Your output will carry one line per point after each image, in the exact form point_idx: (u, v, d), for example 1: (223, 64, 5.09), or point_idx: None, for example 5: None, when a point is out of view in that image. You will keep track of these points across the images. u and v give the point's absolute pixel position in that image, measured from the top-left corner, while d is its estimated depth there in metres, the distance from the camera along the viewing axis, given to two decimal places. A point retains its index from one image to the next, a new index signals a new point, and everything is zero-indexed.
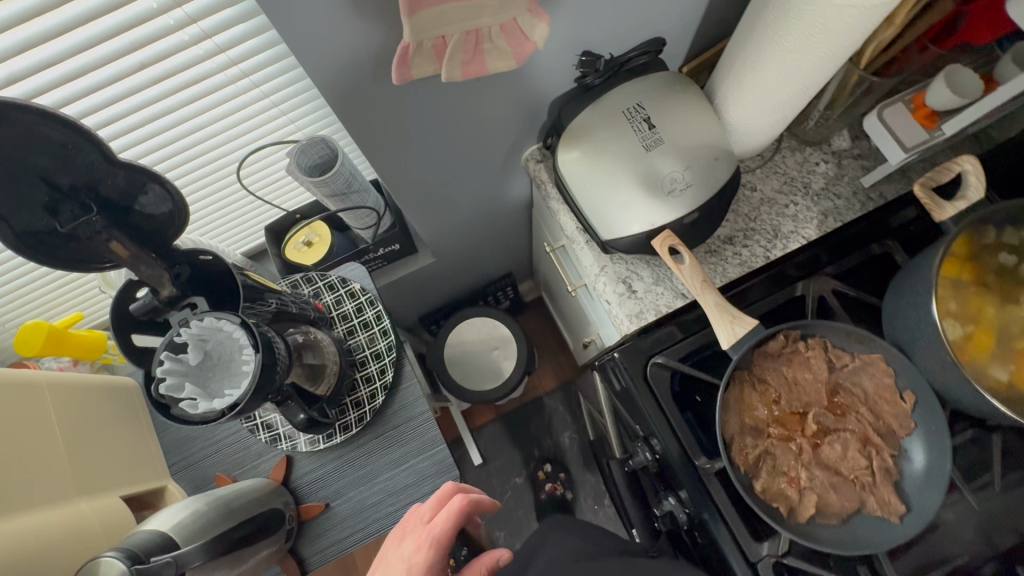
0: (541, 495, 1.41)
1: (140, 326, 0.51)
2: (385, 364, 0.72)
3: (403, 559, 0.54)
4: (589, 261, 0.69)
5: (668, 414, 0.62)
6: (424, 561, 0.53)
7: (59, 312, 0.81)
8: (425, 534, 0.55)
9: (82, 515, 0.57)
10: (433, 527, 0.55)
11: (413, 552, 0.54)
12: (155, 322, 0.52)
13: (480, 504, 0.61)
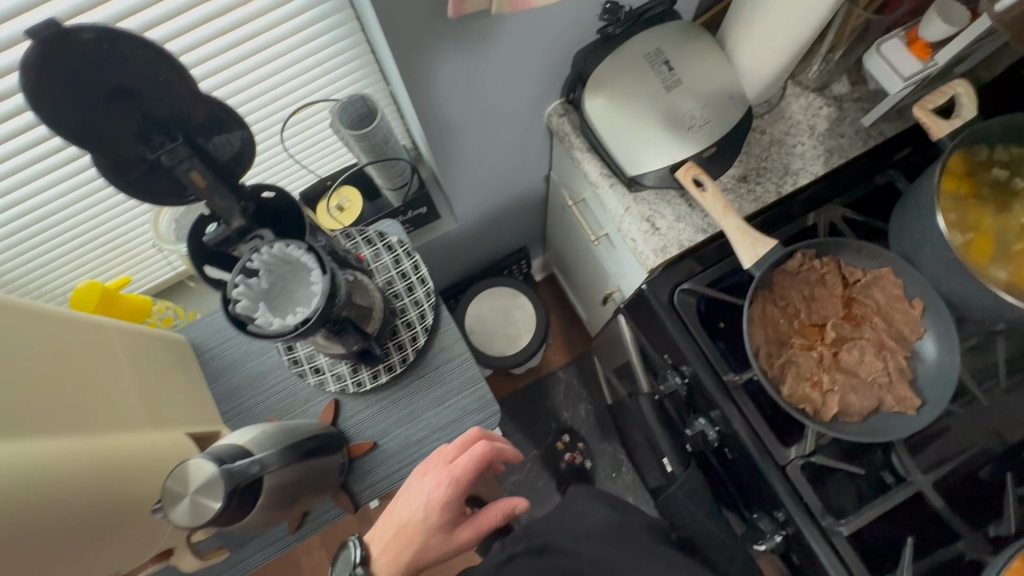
0: (561, 465, 1.45)
1: (212, 258, 0.56)
2: (424, 309, 0.76)
3: (424, 492, 0.61)
4: (614, 203, 0.74)
5: (698, 336, 0.67)
6: (441, 498, 0.60)
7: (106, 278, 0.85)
8: (445, 475, 0.61)
9: (160, 448, 0.61)
10: (453, 471, 0.60)
11: (432, 487, 0.61)
12: (225, 253, 0.56)
13: (503, 453, 0.63)
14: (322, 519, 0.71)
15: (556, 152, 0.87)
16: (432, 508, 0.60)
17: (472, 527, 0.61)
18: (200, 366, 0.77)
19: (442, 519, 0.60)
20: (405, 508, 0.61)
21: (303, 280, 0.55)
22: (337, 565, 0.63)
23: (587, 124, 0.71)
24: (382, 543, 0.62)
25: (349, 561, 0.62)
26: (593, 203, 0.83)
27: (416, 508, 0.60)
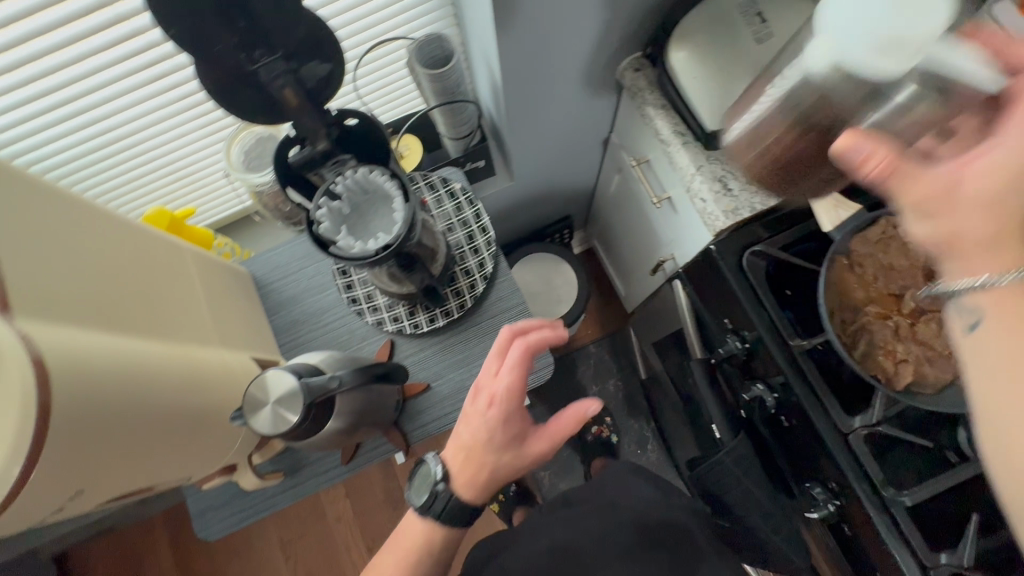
0: (587, 436, 1.37)
1: (298, 181, 0.58)
2: (484, 257, 0.76)
3: (480, 413, 0.58)
4: (685, 162, 0.72)
5: (764, 301, 0.66)
6: (499, 415, 0.57)
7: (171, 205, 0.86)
8: (495, 391, 0.57)
9: (237, 366, 0.61)
10: (500, 386, 0.57)
11: (488, 407, 0.57)
12: (307, 176, 0.57)
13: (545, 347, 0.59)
14: (375, 453, 0.73)
15: (622, 112, 0.86)
16: (492, 428, 0.57)
17: (547, 437, 0.58)
18: (261, 299, 0.79)
19: (509, 435, 0.57)
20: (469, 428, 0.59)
21: (379, 211, 0.57)
22: (414, 478, 0.63)
23: (667, 77, 0.69)
24: (458, 461, 0.60)
25: (429, 477, 0.61)
26: (658, 164, 0.81)
27: (479, 429, 0.58)
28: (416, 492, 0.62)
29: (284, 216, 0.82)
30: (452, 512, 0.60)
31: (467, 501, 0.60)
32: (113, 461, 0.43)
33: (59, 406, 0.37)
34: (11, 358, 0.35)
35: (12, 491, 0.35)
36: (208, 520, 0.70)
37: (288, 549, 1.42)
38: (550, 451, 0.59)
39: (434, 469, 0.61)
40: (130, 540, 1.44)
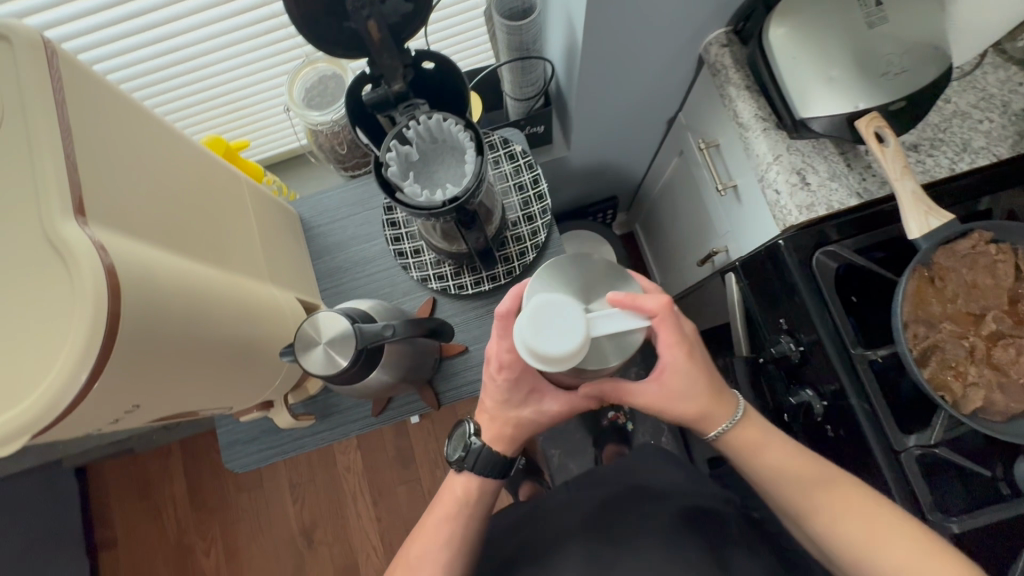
0: (603, 422, 1.23)
1: (364, 121, 0.57)
2: (537, 226, 0.74)
3: (492, 376, 0.58)
4: (763, 149, 0.68)
5: (830, 304, 0.63)
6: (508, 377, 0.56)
7: (229, 127, 0.87)
8: (497, 355, 0.55)
9: (284, 304, 0.60)
10: (496, 355, 0.55)
11: (496, 373, 0.57)
12: (377, 116, 0.55)
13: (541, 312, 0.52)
14: (405, 407, 0.72)
15: (696, 90, 0.81)
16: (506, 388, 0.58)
17: (563, 396, 0.58)
18: (306, 242, 0.78)
19: (522, 395, 0.59)
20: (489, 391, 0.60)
21: (447, 163, 0.55)
22: (454, 436, 0.66)
23: (761, 54, 0.65)
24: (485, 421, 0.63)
25: (464, 435, 0.63)
26: (729, 149, 0.77)
27: (495, 389, 0.58)
28: (453, 451, 0.64)
29: (337, 160, 0.80)
30: (487, 464, 0.62)
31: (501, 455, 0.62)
32: (164, 382, 0.42)
33: (126, 320, 0.36)
34: (87, 264, 0.35)
35: (72, 401, 0.34)
36: (236, 452, 0.71)
37: (296, 491, 1.46)
38: (576, 410, 0.58)
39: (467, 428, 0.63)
40: (147, 462, 1.49)
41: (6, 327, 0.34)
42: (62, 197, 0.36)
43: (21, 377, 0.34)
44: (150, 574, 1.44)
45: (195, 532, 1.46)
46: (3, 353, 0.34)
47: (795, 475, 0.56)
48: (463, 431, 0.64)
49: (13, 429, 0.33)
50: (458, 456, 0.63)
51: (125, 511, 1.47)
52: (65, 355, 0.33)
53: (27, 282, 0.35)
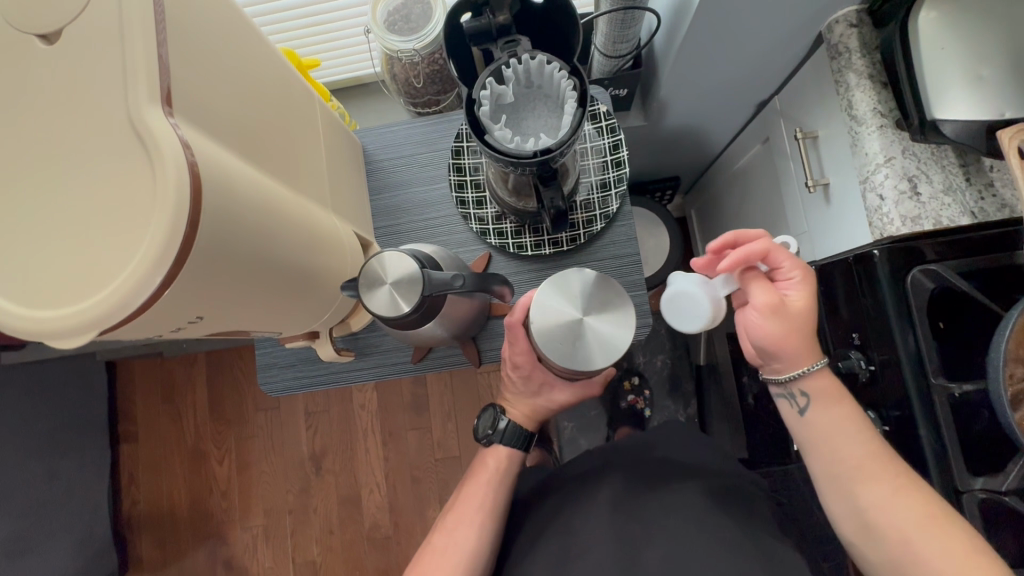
0: (619, 404, 1.16)
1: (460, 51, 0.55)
2: (610, 195, 0.70)
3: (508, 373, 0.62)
4: (874, 148, 0.62)
5: (918, 328, 0.59)
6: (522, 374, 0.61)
7: (299, 42, 0.82)
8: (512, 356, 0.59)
9: (344, 237, 0.58)
10: (517, 360, 0.59)
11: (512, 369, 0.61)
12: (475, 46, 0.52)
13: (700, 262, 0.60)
14: (446, 359, 0.70)
15: (803, 73, 0.74)
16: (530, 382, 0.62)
17: (571, 387, 0.63)
18: (367, 175, 0.74)
19: (534, 386, 0.62)
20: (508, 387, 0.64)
21: (539, 111, 0.51)
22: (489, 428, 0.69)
23: (900, 41, 0.58)
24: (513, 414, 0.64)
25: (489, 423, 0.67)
26: (830, 142, 0.70)
27: (514, 386, 0.63)
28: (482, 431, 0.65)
29: (408, 94, 0.76)
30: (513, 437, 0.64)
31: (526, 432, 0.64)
32: (229, 300, 0.41)
33: (203, 227, 0.34)
34: (171, 161, 0.32)
35: (142, 304, 0.32)
36: (272, 375, 0.71)
37: (311, 418, 1.49)
38: (582, 399, 0.64)
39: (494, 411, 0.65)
40: (173, 367, 1.53)
41: (82, 216, 0.32)
42: (150, 84, 0.33)
43: (95, 270, 0.32)
44: (166, 472, 1.51)
45: (211, 441, 1.51)
46: (76, 242, 0.32)
47: (832, 446, 0.55)
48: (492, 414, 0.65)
49: (82, 322, 0.32)
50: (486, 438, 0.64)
51: (148, 410, 1.53)
52: (141, 255, 0.32)
53: (107, 171, 0.33)
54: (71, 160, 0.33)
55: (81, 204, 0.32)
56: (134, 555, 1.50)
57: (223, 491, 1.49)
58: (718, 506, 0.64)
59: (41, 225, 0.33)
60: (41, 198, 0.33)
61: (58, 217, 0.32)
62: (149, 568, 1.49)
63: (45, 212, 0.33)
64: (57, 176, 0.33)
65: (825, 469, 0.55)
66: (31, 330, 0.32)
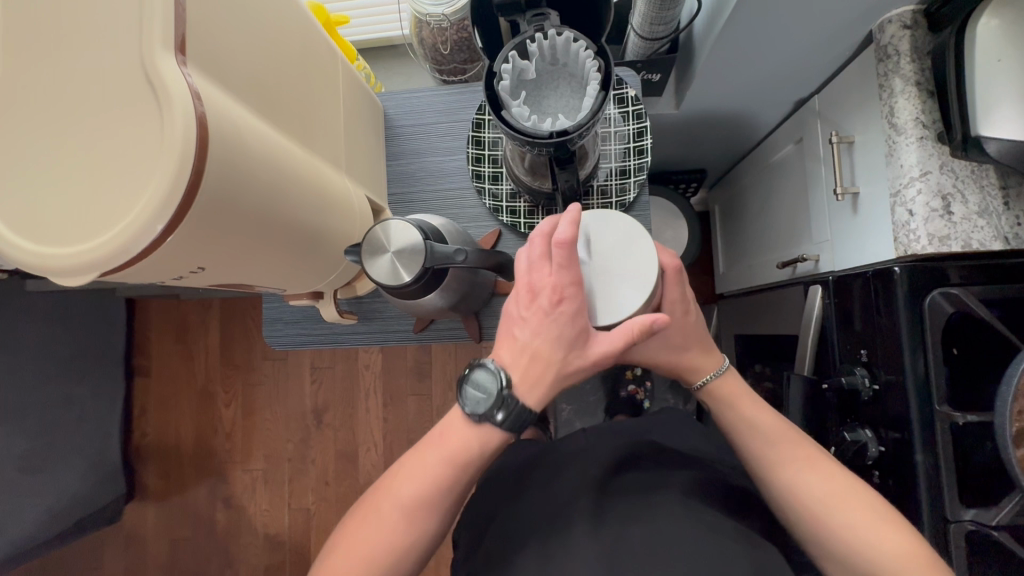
0: (620, 393, 1.13)
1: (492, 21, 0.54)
2: (628, 183, 0.68)
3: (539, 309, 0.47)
4: (910, 160, 0.59)
5: (929, 352, 0.57)
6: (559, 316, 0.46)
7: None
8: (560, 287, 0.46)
9: (355, 201, 0.57)
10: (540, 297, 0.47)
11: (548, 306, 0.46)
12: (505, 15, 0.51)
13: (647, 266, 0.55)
14: (447, 332, 0.70)
15: (847, 73, 0.70)
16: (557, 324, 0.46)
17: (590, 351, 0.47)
18: (385, 139, 0.74)
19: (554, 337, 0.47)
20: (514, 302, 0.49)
21: (561, 90, 0.50)
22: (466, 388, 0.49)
23: (953, 49, 0.55)
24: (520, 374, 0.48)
25: (489, 385, 0.48)
26: (867, 150, 0.67)
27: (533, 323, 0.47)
28: (474, 403, 0.48)
29: (434, 60, 0.74)
30: (516, 425, 0.48)
31: (534, 416, 0.49)
32: (232, 254, 0.41)
33: (208, 181, 0.34)
34: (179, 109, 0.32)
35: (143, 250, 0.33)
36: (277, 329, 0.72)
37: (315, 373, 1.52)
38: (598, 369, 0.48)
39: (502, 386, 0.47)
40: (189, 309, 1.57)
41: (88, 156, 0.32)
42: (165, 30, 0.33)
43: (98, 212, 0.32)
44: (177, 409, 1.57)
45: (219, 383, 1.56)
46: (81, 182, 0.32)
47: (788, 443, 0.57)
48: (490, 381, 0.48)
49: (85, 262, 0.32)
50: (478, 416, 0.48)
51: (162, 348, 1.58)
52: (143, 202, 0.32)
53: (116, 113, 0.33)
54: (80, 98, 0.33)
55: (86, 144, 0.32)
56: (140, 483, 1.57)
57: (227, 433, 1.55)
58: (700, 502, 0.64)
59: (47, 160, 0.33)
60: (48, 134, 0.33)
61: (64, 155, 0.33)
62: (154, 496, 1.57)
63: (52, 148, 0.33)
64: (66, 113, 0.33)
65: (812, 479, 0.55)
66: (35, 265, 0.32)
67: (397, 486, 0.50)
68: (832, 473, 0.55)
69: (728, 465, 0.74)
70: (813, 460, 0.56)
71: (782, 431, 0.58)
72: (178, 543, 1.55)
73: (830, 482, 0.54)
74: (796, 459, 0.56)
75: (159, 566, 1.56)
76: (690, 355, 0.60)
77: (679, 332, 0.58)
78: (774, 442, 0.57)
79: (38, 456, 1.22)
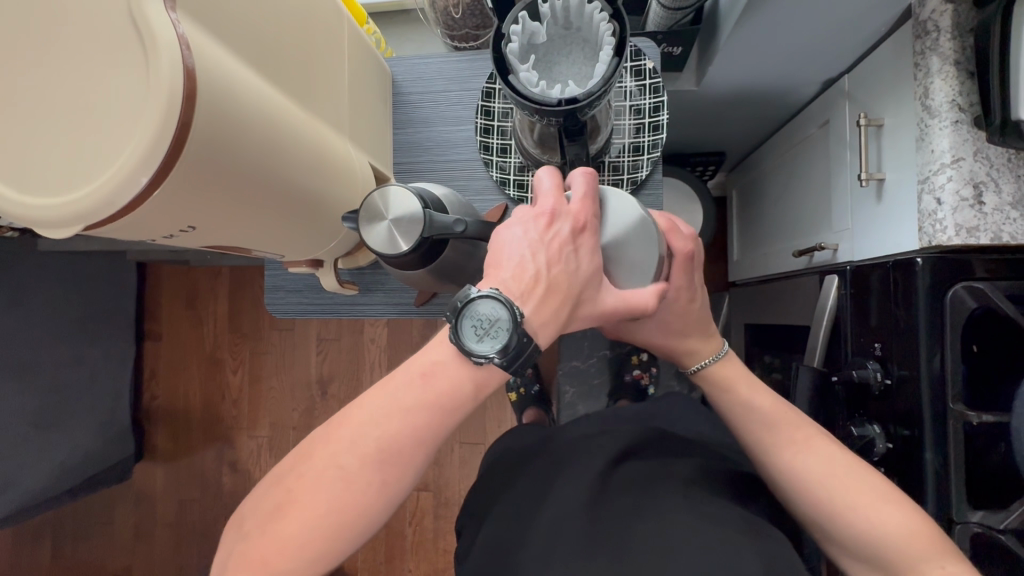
0: (624, 377, 1.12)
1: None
2: (641, 160, 0.65)
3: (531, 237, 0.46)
4: (942, 145, 0.56)
5: (947, 347, 0.55)
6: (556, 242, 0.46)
7: None
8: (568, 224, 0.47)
9: (358, 167, 0.56)
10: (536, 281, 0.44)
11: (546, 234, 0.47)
12: None
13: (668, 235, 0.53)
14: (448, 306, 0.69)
15: (881, 50, 0.66)
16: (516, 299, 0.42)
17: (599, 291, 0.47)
18: (393, 106, 0.72)
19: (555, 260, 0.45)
20: (504, 270, 0.45)
21: (573, 57, 0.48)
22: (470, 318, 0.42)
23: (998, 27, 0.51)
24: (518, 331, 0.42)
25: (495, 317, 0.42)
26: (896, 134, 0.64)
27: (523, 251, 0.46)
28: (478, 342, 0.42)
29: (446, 26, 0.72)
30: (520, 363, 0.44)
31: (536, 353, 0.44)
32: (225, 214, 0.40)
33: (198, 135, 0.33)
34: (165, 56, 0.30)
35: (131, 201, 0.32)
36: (279, 297, 0.71)
37: (321, 344, 1.53)
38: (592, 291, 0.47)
39: (512, 319, 0.42)
40: (198, 276, 1.58)
41: (71, 100, 0.31)
42: None
43: (85, 162, 0.31)
44: (185, 373, 1.59)
45: (227, 351, 1.58)
46: (65, 128, 0.31)
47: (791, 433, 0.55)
48: (497, 313, 0.42)
49: (70, 214, 0.31)
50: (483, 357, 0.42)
51: (172, 313, 1.60)
52: (129, 152, 0.31)
53: (100, 56, 0.31)
54: (59, 39, 0.31)
55: (70, 87, 0.31)
56: (150, 444, 1.61)
57: (235, 399, 1.57)
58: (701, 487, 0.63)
59: (29, 106, 0.31)
60: (31, 77, 0.31)
61: (46, 99, 0.31)
62: (163, 457, 1.60)
63: (33, 90, 0.31)
64: (47, 54, 0.31)
65: (801, 458, 0.54)
66: (21, 214, 0.32)
67: (332, 474, 0.40)
68: (832, 455, 0.54)
69: (731, 453, 0.73)
70: (810, 442, 0.55)
71: (783, 412, 0.56)
72: (186, 504, 1.59)
73: (830, 463, 0.53)
74: (793, 441, 0.55)
75: (167, 525, 1.60)
76: (688, 342, 0.59)
77: (682, 316, 0.56)
78: (774, 425, 0.56)
79: (50, 413, 1.24)
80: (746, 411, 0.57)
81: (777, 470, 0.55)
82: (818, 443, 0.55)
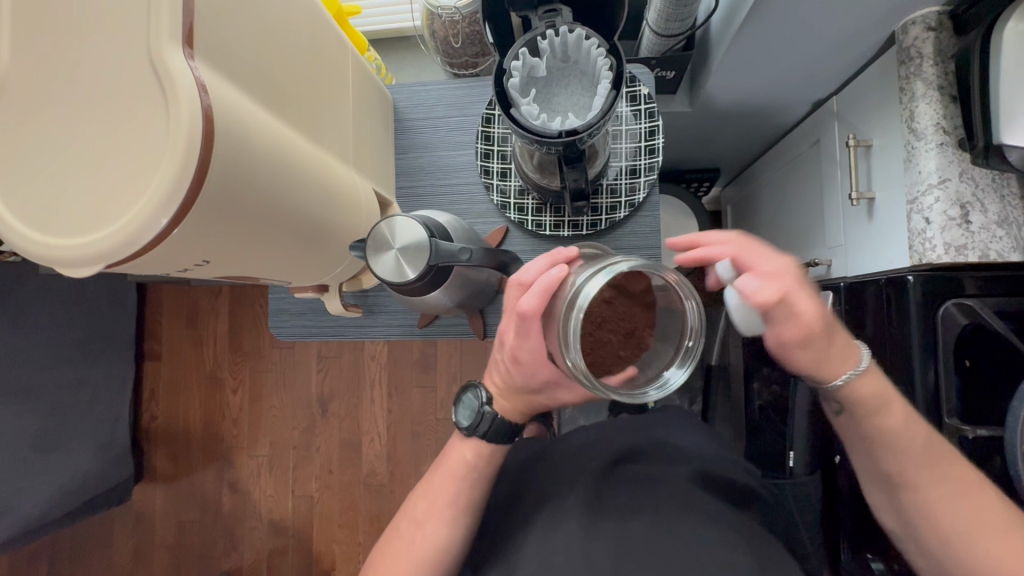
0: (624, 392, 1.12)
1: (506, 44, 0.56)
2: (638, 183, 0.67)
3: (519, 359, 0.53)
4: (929, 167, 0.58)
5: (940, 362, 0.56)
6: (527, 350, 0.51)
7: None
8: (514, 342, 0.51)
9: (362, 195, 0.57)
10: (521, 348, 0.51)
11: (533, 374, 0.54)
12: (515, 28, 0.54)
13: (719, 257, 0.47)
14: (451, 327, 0.70)
15: (866, 75, 0.69)
16: (507, 402, 0.61)
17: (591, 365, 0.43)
18: (394, 133, 0.73)
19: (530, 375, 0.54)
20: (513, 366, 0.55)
21: (572, 88, 0.50)
22: (464, 402, 0.67)
23: (978, 53, 0.53)
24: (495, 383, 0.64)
25: (475, 402, 0.65)
26: (884, 155, 0.66)
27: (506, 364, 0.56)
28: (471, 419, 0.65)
29: (446, 54, 0.74)
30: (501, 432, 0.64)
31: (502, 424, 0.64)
32: (239, 248, 0.41)
33: (212, 176, 0.34)
34: (186, 104, 0.32)
35: (149, 241, 0.33)
36: (283, 321, 0.72)
37: (321, 362, 1.54)
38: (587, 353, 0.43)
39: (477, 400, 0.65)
40: (199, 296, 1.59)
41: (92, 144, 0.32)
42: (173, 24, 0.33)
43: (108, 204, 0.32)
44: (186, 393, 1.59)
45: (227, 369, 1.58)
46: (87, 170, 0.32)
47: None
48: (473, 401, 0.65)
49: (90, 254, 0.32)
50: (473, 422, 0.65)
51: (173, 334, 1.60)
52: (149, 195, 0.32)
53: (125, 100, 0.32)
54: (87, 88, 0.33)
55: (96, 133, 0.32)
56: (149, 465, 1.60)
57: (235, 418, 1.57)
58: (711, 490, 0.64)
59: (52, 151, 0.33)
60: (57, 123, 0.33)
61: (69, 142, 0.33)
62: (162, 478, 1.59)
63: (60, 137, 0.33)
64: (74, 100, 0.33)
65: (952, 503, 0.50)
66: (40, 254, 0.32)
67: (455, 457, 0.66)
68: (988, 501, 0.50)
69: (734, 467, 0.74)
70: (966, 485, 0.51)
71: (939, 448, 0.51)
72: (185, 525, 1.58)
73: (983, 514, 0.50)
74: (951, 482, 0.51)
75: (166, 546, 1.59)
76: (833, 350, 0.49)
77: (799, 330, 0.46)
78: (924, 462, 0.51)
79: (52, 435, 1.24)
80: (858, 432, 0.54)
81: (912, 503, 0.52)
82: (976, 488, 0.51)
